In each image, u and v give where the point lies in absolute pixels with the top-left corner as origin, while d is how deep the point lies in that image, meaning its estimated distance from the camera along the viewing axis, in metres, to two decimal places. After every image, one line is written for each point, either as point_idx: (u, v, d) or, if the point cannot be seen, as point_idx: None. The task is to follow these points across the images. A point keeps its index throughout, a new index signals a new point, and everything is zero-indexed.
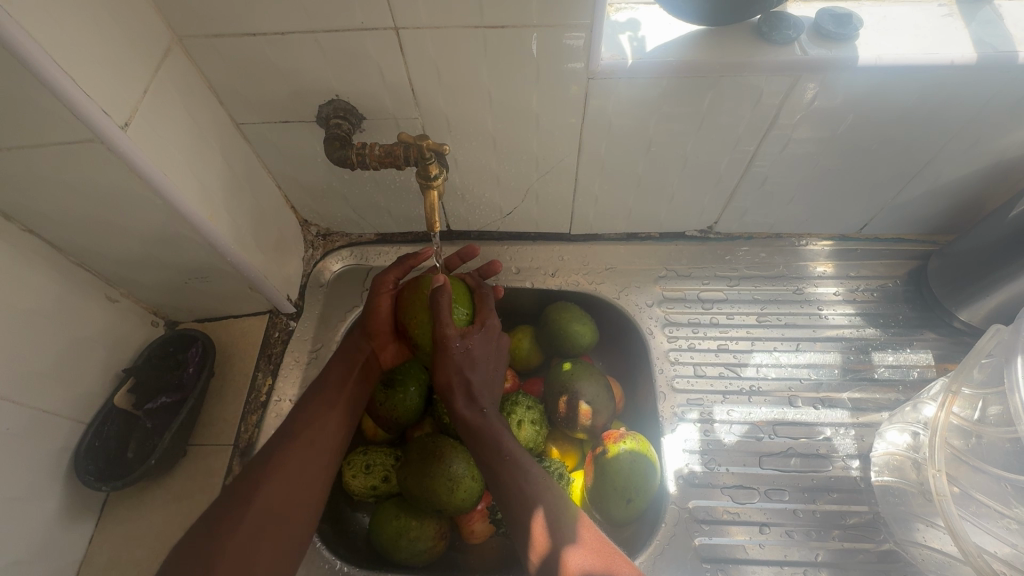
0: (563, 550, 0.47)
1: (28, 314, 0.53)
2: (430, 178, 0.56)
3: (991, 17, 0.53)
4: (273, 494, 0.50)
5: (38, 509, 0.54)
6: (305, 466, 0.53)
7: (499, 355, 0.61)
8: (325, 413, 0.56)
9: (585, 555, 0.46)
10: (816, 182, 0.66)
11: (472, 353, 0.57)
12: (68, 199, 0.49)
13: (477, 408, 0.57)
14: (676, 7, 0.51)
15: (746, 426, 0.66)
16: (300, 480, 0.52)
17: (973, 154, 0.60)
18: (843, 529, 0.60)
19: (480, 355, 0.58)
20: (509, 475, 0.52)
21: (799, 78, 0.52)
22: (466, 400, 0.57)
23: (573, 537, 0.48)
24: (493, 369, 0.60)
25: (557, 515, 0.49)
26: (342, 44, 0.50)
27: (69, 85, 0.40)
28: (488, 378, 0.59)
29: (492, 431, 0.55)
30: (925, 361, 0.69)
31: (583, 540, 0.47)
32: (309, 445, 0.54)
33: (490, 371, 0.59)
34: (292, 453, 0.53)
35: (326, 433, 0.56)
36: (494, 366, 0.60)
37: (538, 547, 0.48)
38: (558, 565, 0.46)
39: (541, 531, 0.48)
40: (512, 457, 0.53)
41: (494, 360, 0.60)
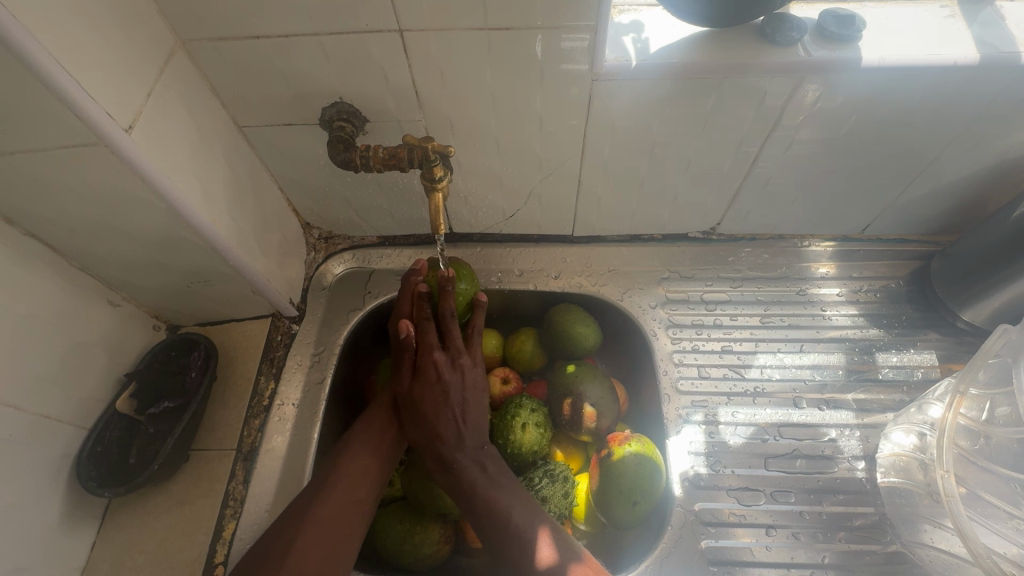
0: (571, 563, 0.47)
1: (28, 318, 0.52)
2: (435, 181, 0.56)
3: (992, 18, 0.54)
4: (313, 546, 0.47)
5: (39, 517, 0.53)
6: (346, 513, 0.50)
7: (471, 390, 0.56)
8: (371, 457, 0.54)
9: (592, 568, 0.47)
10: (818, 183, 0.66)
11: (425, 410, 0.54)
12: (70, 203, 0.49)
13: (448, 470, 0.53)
14: (679, 9, 0.51)
15: (751, 428, 0.66)
16: (344, 531, 0.49)
17: (975, 154, 0.61)
18: (849, 531, 0.60)
19: (432, 408, 0.54)
20: (493, 530, 0.49)
21: (802, 79, 0.52)
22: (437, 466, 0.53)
23: (578, 556, 0.48)
24: (468, 410, 0.55)
25: (562, 535, 0.50)
26: (347, 47, 0.50)
27: (73, 88, 0.40)
28: (463, 421, 0.54)
29: (465, 484, 0.51)
30: (928, 362, 0.69)
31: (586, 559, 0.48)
32: (352, 491, 0.51)
33: (461, 417, 0.54)
34: (333, 499, 0.50)
35: (370, 478, 0.53)
36: (469, 406, 0.55)
37: (543, 558, 0.47)
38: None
39: (546, 548, 0.48)
40: (488, 509, 0.50)
41: (466, 400, 0.55)
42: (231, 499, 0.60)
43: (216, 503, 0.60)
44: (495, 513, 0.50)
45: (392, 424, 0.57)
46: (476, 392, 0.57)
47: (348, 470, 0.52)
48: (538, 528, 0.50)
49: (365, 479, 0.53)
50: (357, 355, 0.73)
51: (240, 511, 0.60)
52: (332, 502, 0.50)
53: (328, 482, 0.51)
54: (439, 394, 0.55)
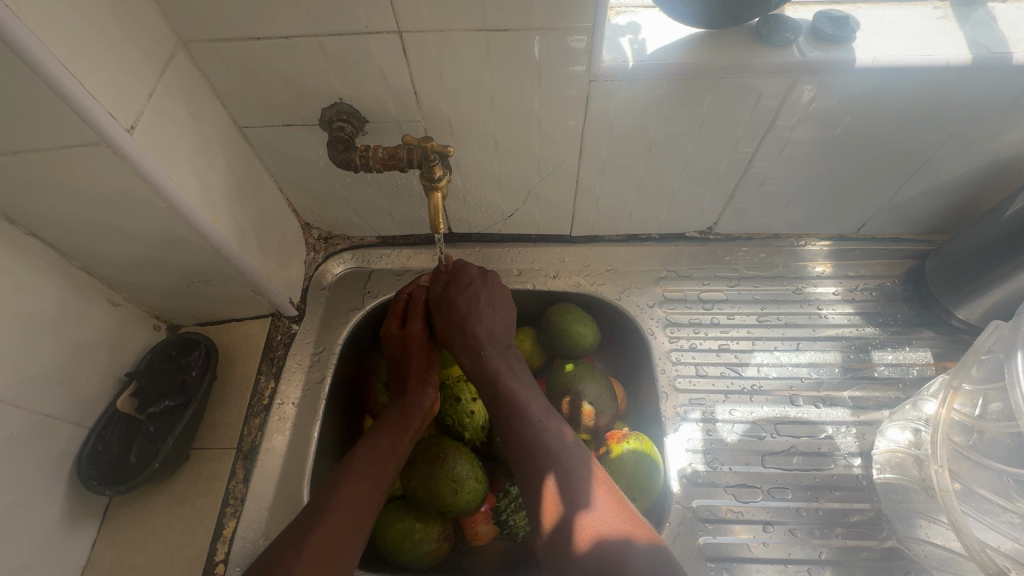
0: (575, 516, 0.47)
1: (30, 317, 0.53)
2: (434, 180, 0.57)
3: (984, 20, 0.54)
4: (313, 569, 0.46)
5: (40, 515, 0.54)
6: (345, 538, 0.49)
7: (501, 297, 0.63)
8: (373, 485, 0.53)
9: (601, 520, 0.46)
10: (814, 182, 0.66)
11: (458, 307, 0.60)
12: (73, 203, 0.49)
13: (477, 356, 0.58)
14: (675, 10, 0.52)
15: (748, 425, 0.66)
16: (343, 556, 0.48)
17: (969, 154, 0.61)
18: (846, 527, 0.60)
19: (464, 305, 0.60)
20: (514, 415, 0.54)
21: (797, 80, 0.53)
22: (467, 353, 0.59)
23: (586, 502, 0.47)
24: (496, 311, 0.61)
25: (569, 481, 0.49)
26: (347, 49, 0.51)
27: (76, 88, 0.40)
28: (493, 321, 0.61)
29: (494, 372, 0.57)
30: (924, 359, 0.70)
31: (594, 505, 0.47)
32: (351, 516, 0.51)
33: (491, 315, 0.60)
34: (334, 524, 0.49)
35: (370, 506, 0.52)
36: (499, 310, 0.62)
37: (549, 516, 0.48)
38: (568, 533, 0.46)
39: (553, 501, 0.49)
40: (510, 397, 0.55)
41: (496, 304, 0.62)
42: (232, 497, 0.61)
43: (216, 502, 0.60)
44: (518, 400, 0.55)
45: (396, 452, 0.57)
46: (504, 301, 0.63)
47: (350, 496, 0.52)
48: (554, 422, 0.54)
49: (366, 505, 0.52)
50: (356, 355, 0.73)
51: (241, 510, 0.60)
52: (334, 526, 0.49)
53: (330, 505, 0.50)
54: (473, 297, 0.61)
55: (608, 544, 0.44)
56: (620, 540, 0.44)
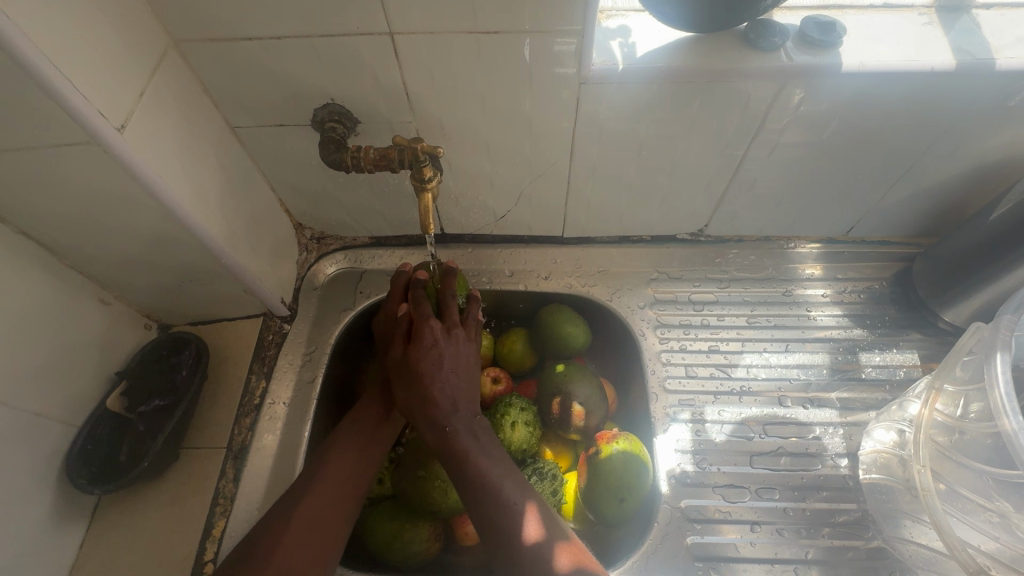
0: (555, 542, 0.47)
1: (20, 315, 0.53)
2: (425, 181, 0.57)
3: (969, 26, 0.55)
4: (301, 542, 0.48)
5: (28, 515, 0.54)
6: (333, 509, 0.51)
7: (466, 360, 0.56)
8: (359, 458, 0.55)
9: (575, 554, 0.47)
10: (801, 185, 0.67)
11: (419, 374, 0.54)
12: (63, 201, 0.49)
13: (438, 431, 0.52)
14: (665, 15, 0.52)
15: (737, 426, 0.67)
16: (331, 524, 0.50)
17: (954, 159, 0.62)
18: (833, 527, 0.61)
19: (425, 372, 0.54)
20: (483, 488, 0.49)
21: (785, 84, 0.53)
22: (427, 425, 0.53)
23: (563, 537, 0.48)
24: (461, 376, 0.55)
25: (548, 510, 0.50)
26: (339, 49, 0.51)
27: (64, 86, 0.40)
28: (457, 387, 0.54)
29: (450, 446, 0.51)
30: (911, 361, 0.71)
31: (570, 539, 0.48)
32: (336, 491, 0.52)
33: (454, 384, 0.54)
34: (321, 498, 0.51)
35: (358, 477, 0.54)
36: (462, 373, 0.55)
37: (528, 534, 0.47)
38: (550, 555, 0.46)
39: (532, 523, 0.48)
40: (476, 478, 0.49)
41: (462, 367, 0.55)
42: (222, 496, 0.61)
43: (205, 502, 0.60)
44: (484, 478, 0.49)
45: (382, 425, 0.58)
46: (467, 365, 0.56)
47: (336, 468, 0.53)
48: (525, 501, 0.49)
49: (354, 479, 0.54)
50: (348, 355, 0.73)
51: (230, 509, 0.60)
52: (320, 498, 0.51)
53: (315, 480, 0.52)
54: (434, 363, 0.54)
55: (589, 574, 0.45)
56: (598, 573, 0.46)
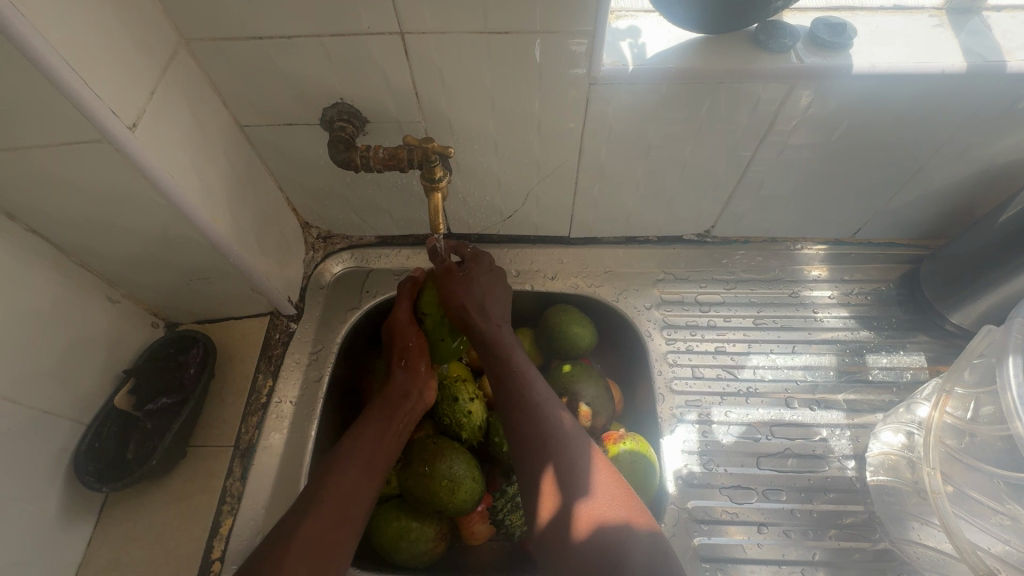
0: (575, 505, 0.48)
1: (29, 313, 0.53)
2: (435, 180, 0.57)
3: (979, 28, 0.55)
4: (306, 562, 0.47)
5: (36, 512, 0.54)
6: (338, 528, 0.50)
7: (499, 285, 0.63)
8: (364, 475, 0.54)
9: (602, 506, 0.47)
10: (809, 187, 0.67)
11: (463, 288, 0.60)
12: (73, 199, 0.49)
13: (486, 326, 0.59)
14: (675, 16, 0.52)
15: (743, 427, 0.67)
16: (337, 544, 0.49)
17: (962, 161, 0.62)
18: (839, 529, 0.61)
19: (467, 288, 0.60)
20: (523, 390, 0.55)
21: (795, 85, 0.53)
22: (476, 318, 0.59)
23: (586, 490, 0.49)
24: (496, 298, 0.62)
25: (568, 465, 0.50)
26: (348, 49, 0.51)
27: (77, 84, 0.40)
28: (495, 308, 0.61)
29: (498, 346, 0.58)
30: (917, 363, 0.71)
31: (594, 491, 0.48)
32: (342, 510, 0.51)
33: (493, 303, 0.61)
34: (326, 517, 0.50)
35: (362, 496, 0.53)
36: (495, 288, 0.62)
37: (545, 507, 0.50)
38: (567, 521, 0.48)
39: (549, 495, 0.50)
40: (518, 373, 0.56)
41: (497, 291, 0.62)
42: (229, 495, 0.61)
43: (213, 501, 0.60)
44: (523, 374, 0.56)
45: (385, 440, 0.57)
46: (498, 281, 0.63)
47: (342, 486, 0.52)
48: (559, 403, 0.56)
49: (359, 494, 0.53)
50: (354, 354, 0.73)
51: (238, 507, 0.60)
52: (326, 518, 0.50)
53: (320, 498, 0.51)
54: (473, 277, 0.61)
55: (608, 532, 0.45)
56: (620, 527, 0.46)
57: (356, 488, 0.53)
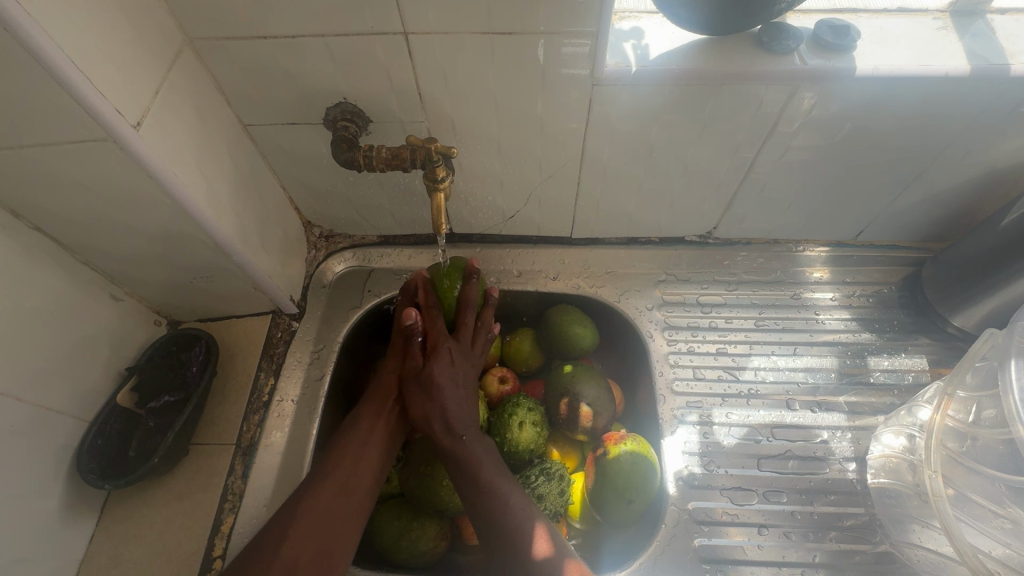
0: (566, 557, 0.50)
1: (33, 310, 0.53)
2: (437, 181, 0.57)
3: (983, 31, 0.55)
4: (306, 540, 0.49)
5: (39, 509, 0.54)
6: (340, 504, 0.52)
7: (470, 379, 0.60)
8: (362, 451, 0.55)
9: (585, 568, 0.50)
10: (812, 189, 0.67)
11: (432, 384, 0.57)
12: (78, 197, 0.49)
13: (454, 439, 0.55)
14: (678, 17, 0.52)
15: (745, 429, 0.67)
16: (339, 517, 0.51)
17: (964, 164, 0.62)
18: (840, 531, 0.61)
19: (434, 387, 0.57)
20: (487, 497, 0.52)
21: (798, 87, 0.53)
22: (442, 431, 0.56)
23: (570, 552, 0.51)
24: (465, 393, 0.58)
25: (552, 530, 0.52)
26: (352, 49, 0.51)
27: (84, 83, 0.40)
28: (463, 405, 0.58)
29: (465, 463, 0.54)
30: (919, 366, 0.71)
31: (576, 559, 0.50)
32: (342, 485, 0.53)
33: (459, 402, 0.57)
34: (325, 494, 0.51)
35: (362, 472, 0.54)
36: (463, 382, 0.59)
37: (539, 549, 0.50)
38: (559, 571, 0.48)
39: (542, 538, 0.51)
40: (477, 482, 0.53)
41: (466, 385, 0.59)
42: (230, 493, 0.61)
43: (215, 498, 0.61)
44: (490, 487, 0.53)
45: (381, 417, 0.58)
46: (468, 371, 0.60)
47: (341, 463, 0.54)
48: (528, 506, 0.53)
49: (355, 475, 0.54)
50: (356, 353, 0.74)
51: (239, 505, 0.60)
52: (326, 495, 0.51)
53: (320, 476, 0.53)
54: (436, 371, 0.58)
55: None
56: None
57: (355, 464, 0.54)
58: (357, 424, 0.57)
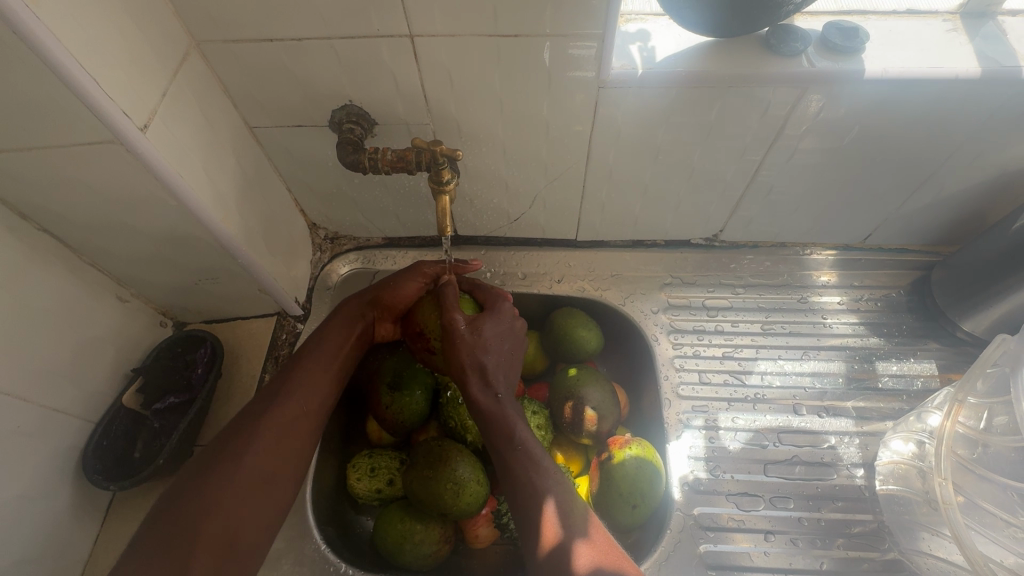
0: (573, 542, 0.48)
1: (40, 312, 0.53)
2: (442, 183, 0.57)
3: (994, 33, 0.54)
4: (268, 451, 0.50)
5: (45, 510, 0.54)
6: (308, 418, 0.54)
7: (510, 340, 0.59)
8: (324, 376, 0.56)
9: (596, 552, 0.47)
10: (819, 192, 0.66)
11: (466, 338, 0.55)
12: (84, 199, 0.50)
13: (491, 393, 0.55)
14: (685, 19, 0.52)
15: (751, 433, 0.66)
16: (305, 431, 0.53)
17: (976, 167, 0.61)
18: (848, 538, 0.60)
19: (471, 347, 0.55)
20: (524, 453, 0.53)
21: (806, 90, 0.53)
22: (478, 382, 0.55)
23: (583, 532, 0.49)
24: (504, 353, 0.58)
25: (567, 507, 0.50)
26: (358, 52, 0.51)
27: (91, 86, 0.41)
28: (501, 362, 0.57)
29: (497, 415, 0.55)
30: (928, 371, 0.70)
31: (591, 536, 0.48)
32: (306, 403, 0.54)
33: (497, 360, 0.57)
34: (290, 410, 0.53)
35: (324, 394, 0.56)
36: (507, 343, 0.59)
37: (546, 538, 0.48)
38: (569, 560, 0.47)
39: (550, 524, 0.49)
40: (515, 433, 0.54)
41: (506, 345, 0.58)
42: None
43: None
44: (524, 441, 0.53)
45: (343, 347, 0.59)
46: (512, 334, 0.59)
47: (306, 384, 0.55)
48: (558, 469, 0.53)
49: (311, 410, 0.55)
50: None
51: None
52: (291, 411, 0.53)
53: (283, 396, 0.53)
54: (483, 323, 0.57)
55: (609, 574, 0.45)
56: (617, 572, 0.45)
57: (316, 385, 0.56)
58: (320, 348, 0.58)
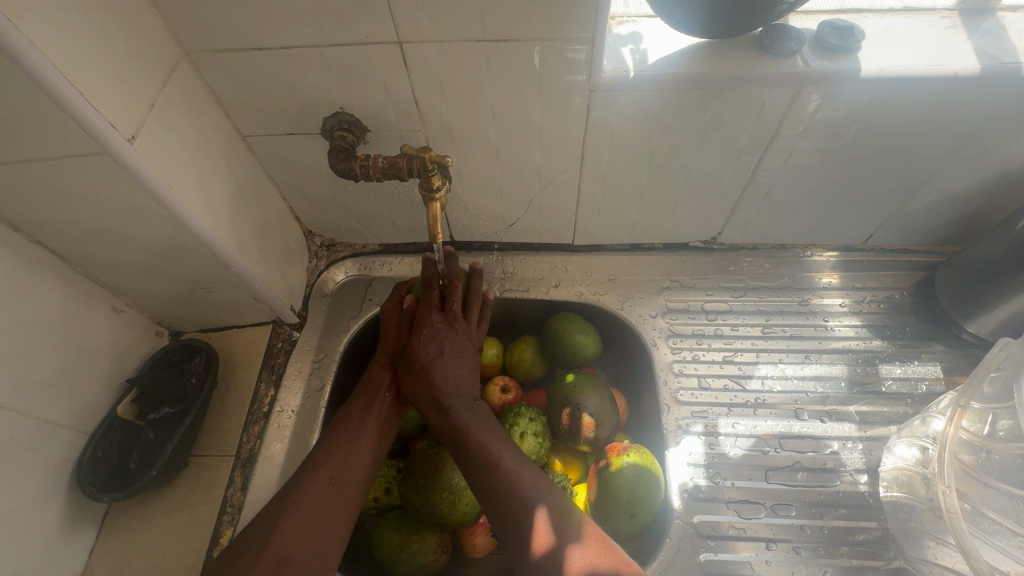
0: (565, 549, 0.45)
1: (32, 323, 0.53)
2: (432, 191, 0.56)
3: (993, 29, 0.53)
4: (297, 534, 0.48)
5: (38, 522, 0.54)
6: (344, 481, 0.53)
7: (465, 355, 0.59)
8: (355, 445, 0.55)
9: (591, 554, 0.45)
10: (816, 193, 0.65)
11: (419, 358, 0.58)
12: (74, 210, 0.50)
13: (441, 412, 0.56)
14: (676, 21, 0.51)
15: (752, 439, 0.65)
16: (345, 493, 0.52)
17: (978, 166, 0.60)
18: (852, 546, 0.59)
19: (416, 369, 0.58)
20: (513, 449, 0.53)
21: (801, 90, 0.52)
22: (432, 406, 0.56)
23: (577, 536, 0.46)
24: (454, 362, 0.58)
25: (560, 513, 0.48)
26: (348, 59, 0.51)
27: (77, 98, 0.40)
28: (455, 374, 0.57)
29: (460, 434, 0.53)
30: (933, 374, 0.68)
31: (586, 540, 0.46)
32: (341, 467, 0.53)
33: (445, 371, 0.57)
34: (318, 485, 0.51)
35: (357, 458, 0.54)
36: (462, 365, 0.58)
37: (538, 543, 0.46)
38: (560, 563, 0.45)
39: (542, 528, 0.47)
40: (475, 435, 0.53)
41: (462, 356, 0.59)
42: (229, 505, 0.61)
43: (214, 510, 0.60)
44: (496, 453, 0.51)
45: (373, 409, 0.58)
46: (468, 357, 0.59)
47: (335, 454, 0.54)
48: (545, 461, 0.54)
49: (348, 466, 0.54)
50: (356, 364, 0.73)
51: (238, 518, 0.60)
52: (323, 478, 0.52)
53: (315, 463, 0.53)
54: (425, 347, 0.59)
55: None
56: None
57: (347, 457, 0.54)
58: (348, 417, 0.57)
